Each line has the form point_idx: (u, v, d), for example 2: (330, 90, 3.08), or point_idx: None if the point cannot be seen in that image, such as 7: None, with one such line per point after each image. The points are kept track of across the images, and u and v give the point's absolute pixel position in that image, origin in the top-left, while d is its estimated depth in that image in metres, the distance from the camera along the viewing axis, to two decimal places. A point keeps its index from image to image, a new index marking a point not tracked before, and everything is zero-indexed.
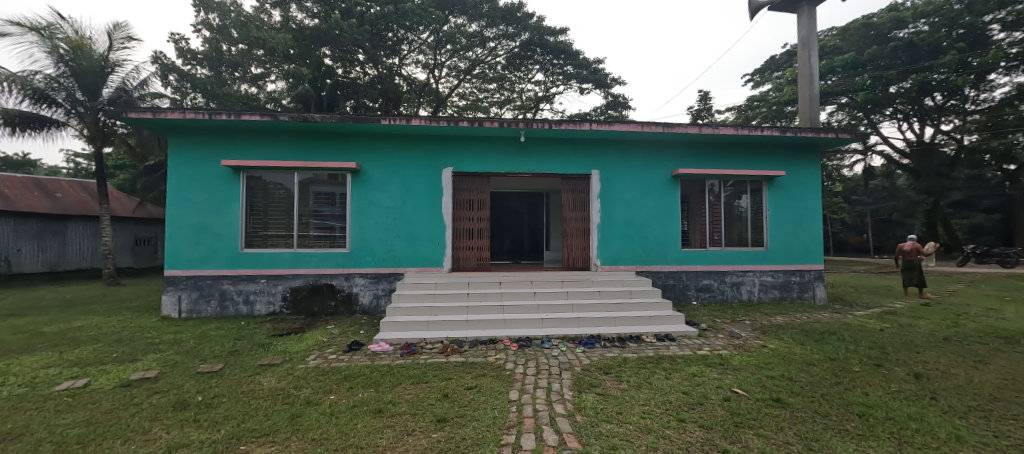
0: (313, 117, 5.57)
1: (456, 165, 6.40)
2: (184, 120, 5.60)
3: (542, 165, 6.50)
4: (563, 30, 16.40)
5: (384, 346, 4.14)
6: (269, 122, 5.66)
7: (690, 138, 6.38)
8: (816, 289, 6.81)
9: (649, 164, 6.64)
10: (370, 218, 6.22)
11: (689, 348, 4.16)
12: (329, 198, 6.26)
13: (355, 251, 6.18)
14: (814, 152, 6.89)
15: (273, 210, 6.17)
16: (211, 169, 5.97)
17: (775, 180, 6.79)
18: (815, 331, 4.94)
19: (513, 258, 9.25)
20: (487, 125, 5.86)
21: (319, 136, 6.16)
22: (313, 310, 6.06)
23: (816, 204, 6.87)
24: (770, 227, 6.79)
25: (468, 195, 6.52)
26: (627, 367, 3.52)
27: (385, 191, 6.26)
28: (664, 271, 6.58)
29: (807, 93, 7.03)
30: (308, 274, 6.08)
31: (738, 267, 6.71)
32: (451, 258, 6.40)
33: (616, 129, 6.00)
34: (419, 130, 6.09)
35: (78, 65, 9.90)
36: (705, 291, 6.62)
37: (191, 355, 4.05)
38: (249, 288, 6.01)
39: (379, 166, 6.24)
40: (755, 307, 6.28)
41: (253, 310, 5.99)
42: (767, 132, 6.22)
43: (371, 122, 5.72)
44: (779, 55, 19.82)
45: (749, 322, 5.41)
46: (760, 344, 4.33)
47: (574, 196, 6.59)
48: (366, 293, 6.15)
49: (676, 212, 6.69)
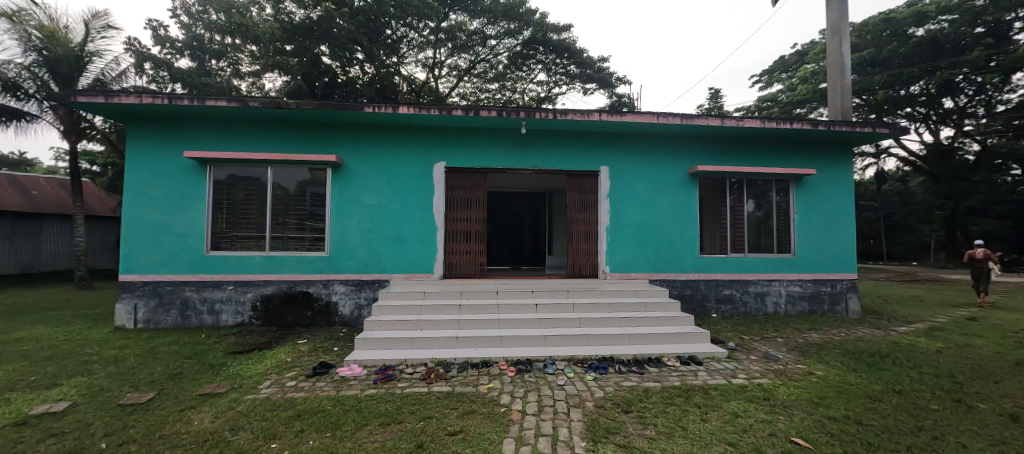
0: (287, 102, 4.94)
1: (450, 160, 5.74)
2: (142, 106, 4.96)
3: (545, 160, 5.83)
4: (566, 28, 15.77)
5: (355, 370, 3.44)
6: (238, 108, 5.02)
7: (710, 131, 5.72)
8: (849, 301, 6.13)
9: (664, 161, 5.97)
10: (353, 218, 5.55)
11: (720, 375, 3.47)
12: (308, 195, 5.59)
13: (335, 254, 5.50)
14: (846, 149, 6.22)
15: (244, 208, 5.50)
16: (175, 162, 5.33)
17: (804, 178, 6.12)
18: (864, 353, 4.23)
19: (512, 263, 8.57)
20: (485, 114, 5.21)
21: (296, 126, 5.51)
22: (286, 320, 5.39)
23: (848, 205, 6.20)
24: (798, 231, 6.11)
25: (462, 194, 5.83)
26: (651, 403, 2.83)
27: (370, 188, 5.60)
28: (680, 279, 5.89)
29: (839, 84, 6.36)
30: (281, 280, 5.41)
31: (763, 276, 6.02)
32: (443, 264, 5.73)
33: (630, 121, 5.34)
34: (409, 120, 5.45)
35: (51, 54, 9.30)
36: (726, 303, 5.93)
37: (122, 381, 3.35)
38: (214, 296, 5.34)
39: (364, 160, 5.59)
40: (784, 322, 5.58)
41: (218, 320, 5.33)
42: (797, 125, 5.54)
43: (354, 110, 5.08)
44: (789, 54, 19.35)
45: (782, 340, 4.72)
46: (804, 370, 3.63)
47: (581, 196, 5.91)
48: (347, 302, 5.48)
49: (693, 214, 6.01)
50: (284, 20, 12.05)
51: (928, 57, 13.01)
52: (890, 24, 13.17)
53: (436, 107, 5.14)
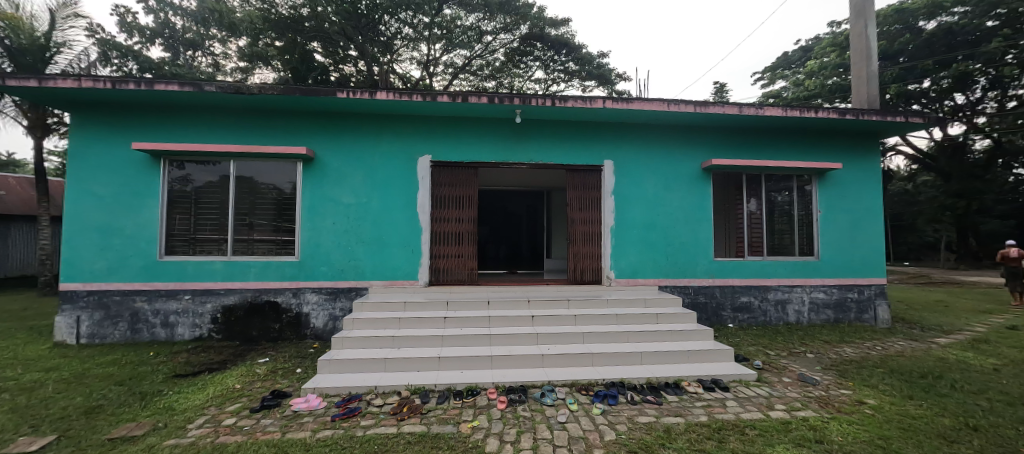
0: (248, 86, 4.33)
1: (436, 152, 5.14)
2: (82, 91, 4.32)
3: (542, 153, 5.24)
4: (564, 22, 15.16)
5: (311, 402, 2.82)
6: (193, 93, 4.40)
7: (725, 120, 5.15)
8: (877, 308, 5.56)
9: (674, 154, 5.39)
10: (327, 218, 4.95)
11: (754, 405, 2.88)
12: (276, 193, 4.98)
13: (306, 259, 4.89)
14: (873, 141, 5.65)
15: (204, 207, 4.89)
16: (125, 155, 4.70)
17: (827, 173, 5.55)
18: (914, 373, 3.63)
19: (508, 267, 7.96)
20: (474, 100, 4.61)
21: (263, 115, 4.90)
22: (251, 334, 4.78)
23: (876, 203, 5.63)
24: (822, 233, 5.54)
25: (450, 191, 5.22)
26: (677, 450, 2.22)
27: (346, 185, 4.99)
28: (693, 286, 5.30)
29: (864, 70, 5.79)
30: (245, 289, 4.79)
31: (784, 282, 5.45)
32: (429, 270, 5.12)
33: (637, 109, 4.78)
34: (390, 107, 4.85)
35: (16, 44, 8.68)
36: (743, 312, 5.35)
37: (20, 420, 2.71)
38: (169, 307, 4.72)
39: (340, 153, 4.98)
40: (810, 333, 5.00)
41: (173, 334, 4.71)
42: (822, 114, 4.97)
43: (325, 95, 4.47)
44: (792, 51, 18.87)
45: (814, 357, 4.13)
46: (852, 399, 3.03)
47: (583, 193, 5.31)
48: (320, 313, 4.87)
49: (707, 213, 5.43)
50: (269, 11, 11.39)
51: (940, 50, 12.52)
52: (901, 15, 12.66)
53: (419, 93, 4.53)
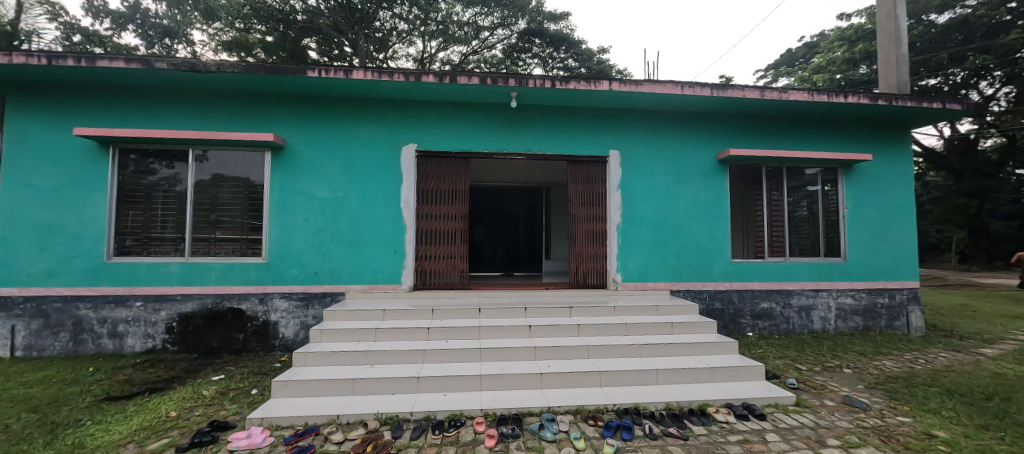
0: (205, 63, 3.78)
1: (421, 141, 4.60)
2: (13, 68, 3.73)
3: (540, 142, 4.71)
4: (564, 17, 14.64)
5: (255, 438, 2.26)
6: (143, 72, 3.84)
7: (744, 106, 4.65)
8: (910, 315, 5.04)
9: (687, 144, 4.86)
10: (298, 215, 4.40)
11: (802, 440, 2.35)
12: (242, 187, 4.43)
13: (275, 261, 4.33)
14: (904, 131, 5.14)
15: (161, 203, 4.35)
16: (67, 143, 4.13)
17: (855, 165, 5.03)
18: (978, 395, 3.09)
19: (504, 269, 7.44)
20: (464, 81, 4.08)
21: (226, 98, 4.33)
22: (211, 346, 4.23)
23: (909, 199, 5.11)
24: (849, 232, 5.02)
25: (438, 185, 4.68)
26: None
27: (321, 177, 4.45)
28: (709, 290, 4.77)
29: (894, 54, 5.27)
30: (205, 294, 4.24)
31: (808, 286, 4.92)
32: (414, 273, 4.57)
33: (647, 92, 4.27)
34: (369, 90, 4.32)
35: None
36: (763, 319, 4.83)
37: None
38: (117, 315, 4.16)
39: (314, 142, 4.44)
40: (840, 344, 4.47)
41: (123, 346, 4.15)
42: (853, 98, 4.47)
43: (294, 75, 3.93)
44: (797, 47, 18.38)
45: (853, 373, 3.59)
46: (918, 431, 2.49)
47: (586, 187, 4.78)
48: (290, 322, 4.32)
49: (723, 209, 4.89)
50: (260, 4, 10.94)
51: None
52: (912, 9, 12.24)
53: (402, 72, 4.00)
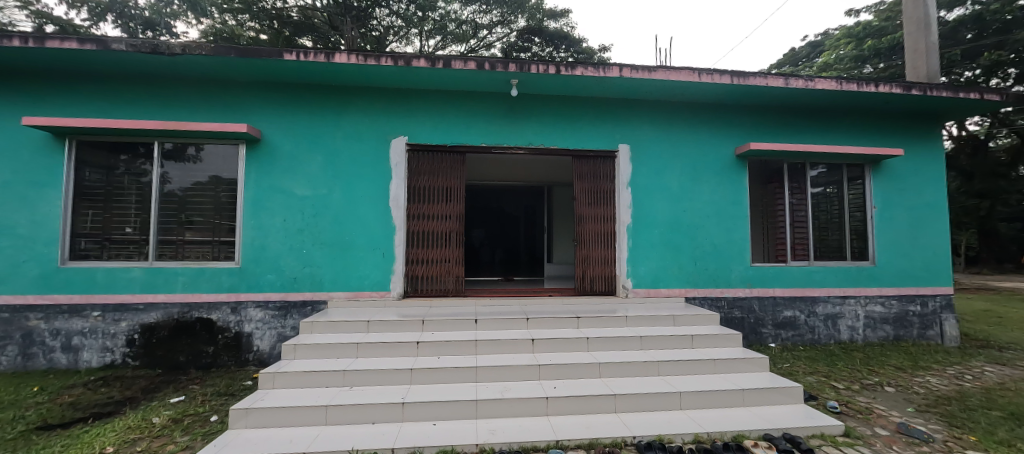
0: (167, 44, 3.35)
1: (413, 133, 4.19)
2: None
3: (542, 135, 4.30)
4: (565, 14, 14.25)
5: None
6: (99, 54, 3.42)
7: (765, 96, 4.26)
8: (944, 324, 4.64)
9: (702, 138, 4.47)
10: (275, 214, 3.98)
11: None
12: (215, 184, 4.02)
13: (249, 266, 3.91)
14: (935, 126, 4.76)
15: (125, 201, 3.94)
16: (18, 135, 3.71)
17: (883, 161, 4.65)
18: None
19: (503, 273, 7.01)
20: (459, 66, 3.68)
21: (197, 85, 3.93)
22: (177, 360, 3.80)
23: (941, 198, 4.72)
24: (878, 233, 4.62)
25: (430, 182, 4.27)
26: None
27: (301, 173, 4.04)
28: (727, 298, 4.36)
29: (922, 42, 4.91)
30: (170, 303, 3.81)
31: (834, 292, 4.52)
32: (404, 279, 4.15)
33: (661, 79, 3.87)
34: (354, 76, 3.91)
35: None
36: (786, 328, 4.42)
37: None
38: (72, 326, 3.72)
39: (294, 134, 4.04)
40: (874, 356, 4.06)
41: (79, 361, 3.72)
42: (886, 87, 4.08)
43: (269, 58, 3.52)
44: (801, 47, 18.05)
45: (898, 393, 3.18)
46: None
47: (592, 184, 4.39)
48: (264, 333, 3.89)
49: (742, 209, 4.49)
50: (254, 3, 10.50)
51: None
52: None
53: (389, 56, 3.58)
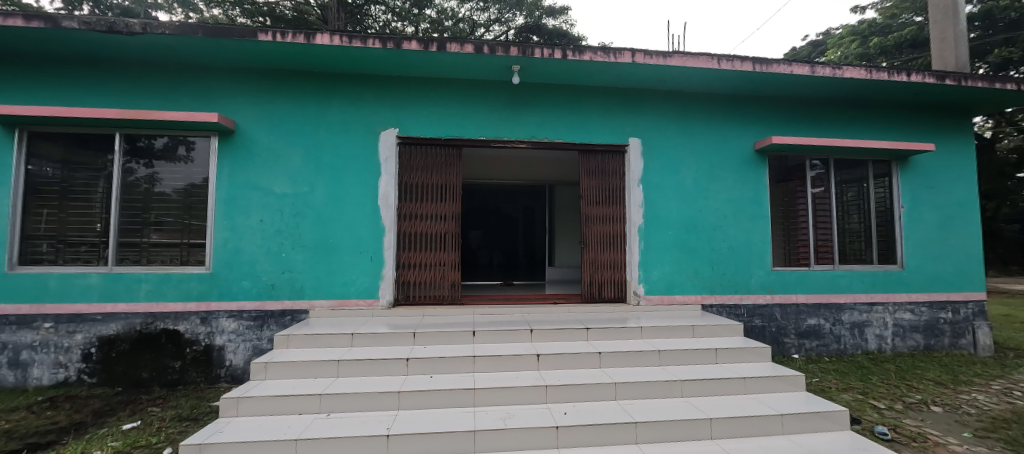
0: (126, 22, 2.96)
1: (404, 125, 3.82)
2: None
3: (545, 127, 3.95)
4: (564, 11, 13.90)
5: None
6: (47, 32, 3.00)
7: (787, 86, 3.92)
8: (977, 332, 4.31)
9: (718, 131, 4.13)
10: (251, 214, 3.59)
11: None
12: (185, 181, 3.65)
13: (221, 271, 3.52)
14: (963, 120, 4.44)
15: (84, 200, 3.55)
16: None
17: (911, 158, 4.33)
18: None
19: (502, 278, 6.65)
20: (456, 49, 3.32)
21: (166, 72, 3.55)
22: (140, 376, 3.41)
23: (971, 197, 4.40)
24: (907, 235, 4.30)
25: (423, 178, 3.89)
26: None
27: (281, 169, 3.66)
28: (746, 305, 4.02)
29: (952, 30, 4.60)
30: (132, 313, 3.41)
31: (861, 298, 4.18)
32: (394, 285, 3.77)
33: (677, 66, 3.53)
34: (338, 62, 3.54)
35: None
36: (810, 338, 4.08)
37: None
38: (18, 339, 3.30)
39: (273, 125, 3.66)
40: (908, 369, 3.72)
41: (28, 378, 3.31)
42: (919, 76, 3.76)
43: (242, 39, 3.13)
44: (801, 46, 17.83)
45: (948, 414, 2.83)
46: None
47: (600, 181, 4.03)
48: (238, 346, 3.50)
49: (762, 208, 4.15)
50: None
51: None
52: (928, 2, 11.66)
53: (378, 37, 3.22)
